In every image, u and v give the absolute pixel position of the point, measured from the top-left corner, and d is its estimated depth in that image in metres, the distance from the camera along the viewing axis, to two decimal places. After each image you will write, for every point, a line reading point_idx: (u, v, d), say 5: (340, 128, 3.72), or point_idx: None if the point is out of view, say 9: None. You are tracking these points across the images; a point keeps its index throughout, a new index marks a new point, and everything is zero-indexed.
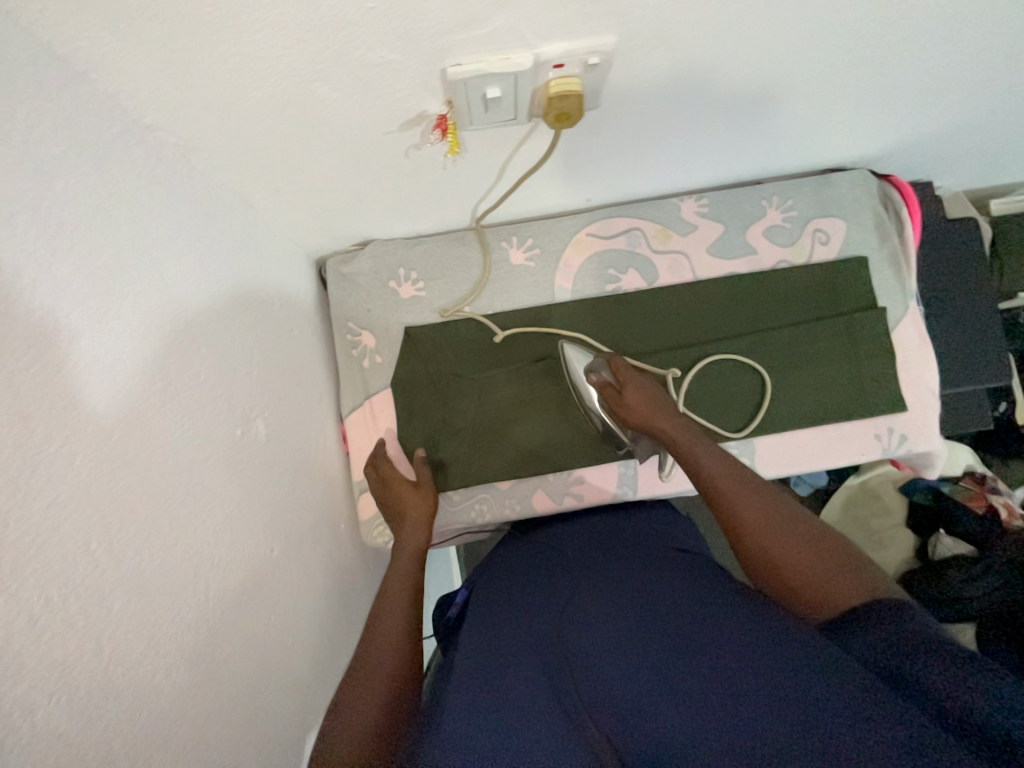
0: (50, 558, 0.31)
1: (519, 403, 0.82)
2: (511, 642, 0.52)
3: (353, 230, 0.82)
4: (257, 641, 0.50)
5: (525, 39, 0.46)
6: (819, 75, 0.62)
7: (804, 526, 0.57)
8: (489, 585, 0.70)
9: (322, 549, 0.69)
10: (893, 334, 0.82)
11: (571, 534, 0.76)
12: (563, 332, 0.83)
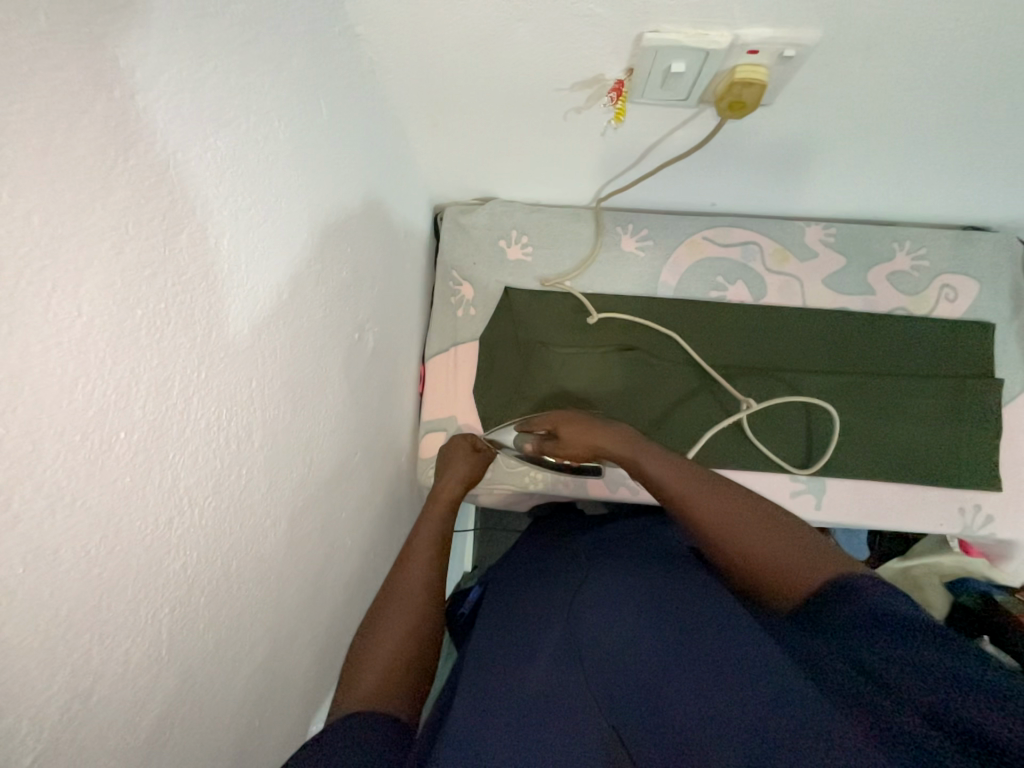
0: (228, 379, 0.34)
1: (597, 386, 0.82)
2: (523, 636, 0.54)
3: (480, 184, 0.85)
4: (330, 530, 0.52)
5: (732, 17, 0.47)
6: (1011, 116, 0.60)
7: (748, 508, 0.53)
8: (512, 579, 0.71)
9: (386, 472, 0.72)
10: (1003, 410, 0.78)
11: (605, 534, 0.75)
12: (657, 328, 0.82)
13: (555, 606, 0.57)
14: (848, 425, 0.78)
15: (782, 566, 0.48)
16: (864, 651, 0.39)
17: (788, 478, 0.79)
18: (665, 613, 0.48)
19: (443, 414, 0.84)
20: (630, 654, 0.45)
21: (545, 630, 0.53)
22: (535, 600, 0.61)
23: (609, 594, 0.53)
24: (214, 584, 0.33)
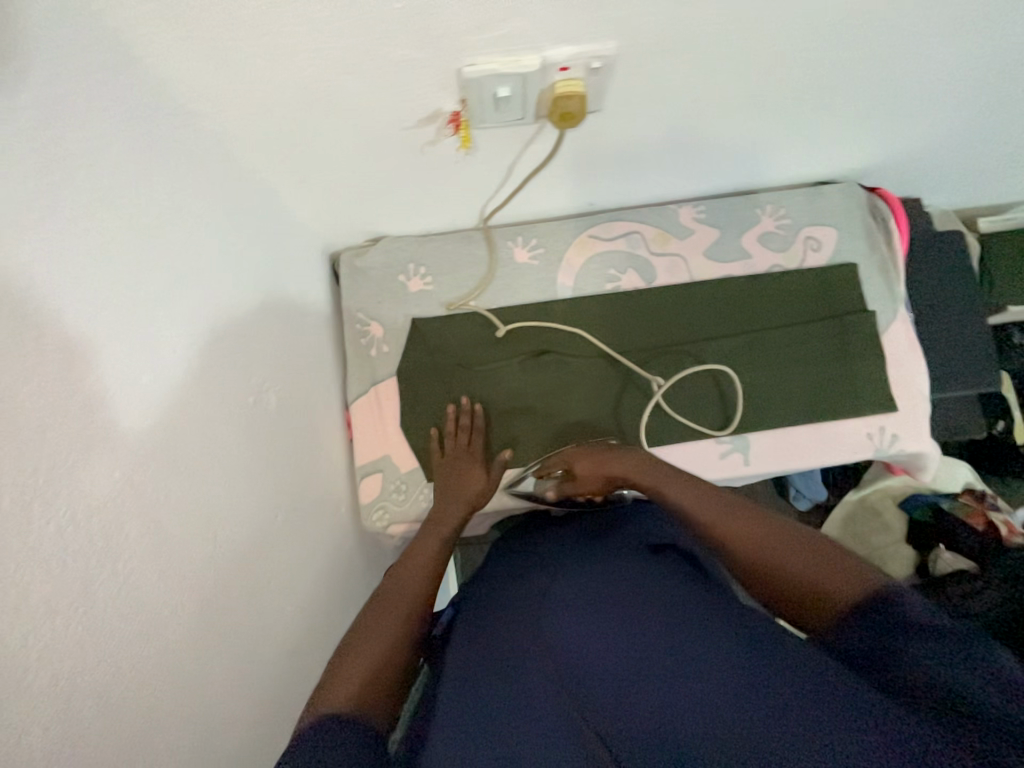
0: (75, 477, 0.33)
1: (520, 395, 0.85)
2: (495, 644, 0.52)
3: (367, 226, 0.86)
4: (261, 598, 0.52)
5: (535, 41, 0.51)
6: (809, 84, 0.67)
7: (778, 532, 0.53)
8: (467, 597, 0.66)
9: (321, 525, 0.71)
10: (882, 337, 0.85)
11: (552, 536, 0.72)
12: (564, 328, 0.86)
13: (527, 605, 0.55)
14: (754, 381, 0.84)
15: (807, 582, 0.48)
16: (881, 648, 0.41)
17: (714, 441, 0.83)
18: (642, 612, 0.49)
19: (377, 455, 0.83)
20: (611, 660, 0.44)
21: (515, 635, 0.51)
22: (494, 618, 0.57)
23: (581, 611, 0.50)
24: (95, 693, 0.32)
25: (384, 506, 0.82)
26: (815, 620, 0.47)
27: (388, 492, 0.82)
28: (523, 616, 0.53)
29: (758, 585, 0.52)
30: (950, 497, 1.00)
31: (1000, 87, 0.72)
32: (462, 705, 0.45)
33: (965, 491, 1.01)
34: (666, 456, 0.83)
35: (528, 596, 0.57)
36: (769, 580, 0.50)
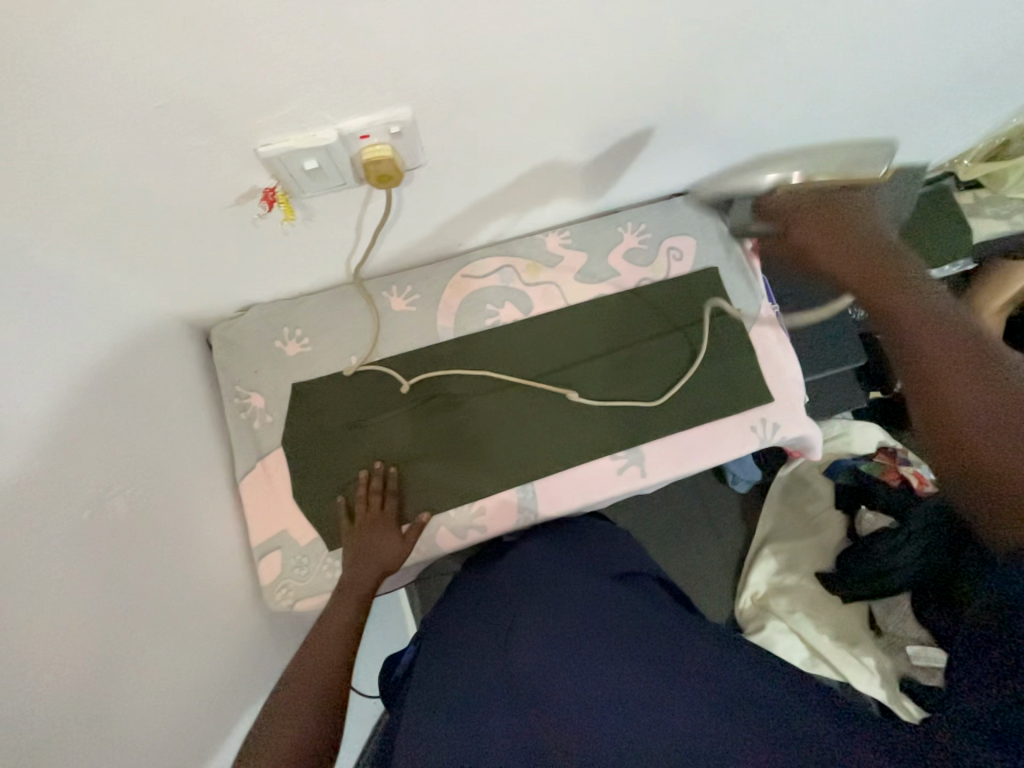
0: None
1: (414, 443, 0.83)
2: (463, 671, 0.64)
3: (231, 297, 0.84)
4: (100, 735, 0.51)
5: (323, 117, 0.52)
6: (621, 117, 0.71)
7: None
8: (440, 619, 0.76)
9: (201, 627, 0.69)
10: (751, 333, 0.90)
11: (523, 557, 0.77)
12: (449, 370, 0.86)
13: (494, 636, 0.66)
14: (638, 394, 0.87)
15: None
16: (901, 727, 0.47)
17: (610, 457, 0.84)
18: (583, 646, 0.60)
19: (274, 531, 0.80)
20: (569, 691, 0.56)
21: (482, 665, 0.63)
22: (472, 646, 0.67)
23: (546, 646, 0.61)
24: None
25: (287, 583, 0.78)
26: None
27: (289, 569, 0.79)
28: (489, 650, 0.64)
29: None
30: None
31: (798, 96, 0.79)
32: (434, 716, 0.59)
33: None
34: (565, 480, 0.84)
35: (495, 629, 0.68)
36: None
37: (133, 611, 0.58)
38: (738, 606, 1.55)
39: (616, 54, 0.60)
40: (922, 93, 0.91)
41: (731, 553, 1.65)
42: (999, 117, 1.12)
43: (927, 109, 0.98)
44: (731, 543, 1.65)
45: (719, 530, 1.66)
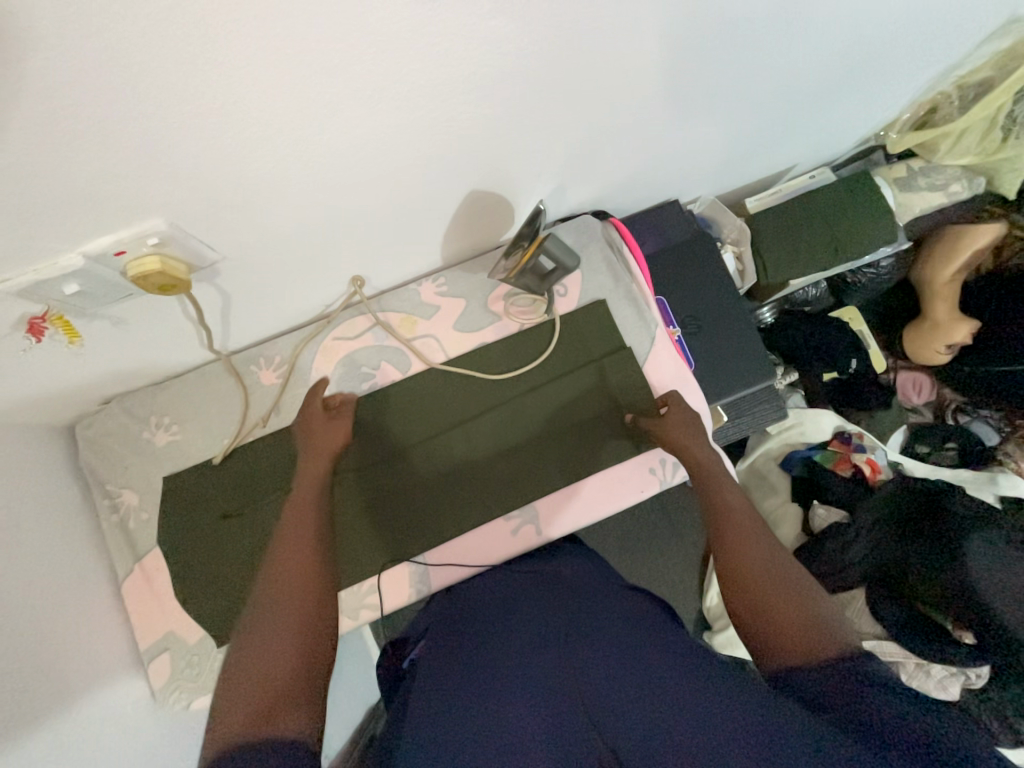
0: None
1: None
2: (488, 687, 0.54)
3: (86, 397, 0.79)
4: None
5: (56, 245, 0.47)
6: (452, 171, 0.65)
7: (782, 571, 0.59)
8: (467, 618, 0.70)
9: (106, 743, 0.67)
10: (645, 367, 0.85)
11: (584, 579, 0.75)
12: None
13: (549, 648, 0.59)
14: (527, 446, 0.82)
15: (795, 623, 0.51)
16: (844, 739, 0.41)
17: (502, 518, 0.81)
18: (637, 659, 0.55)
19: (161, 632, 0.78)
20: (609, 689, 0.51)
21: (531, 664, 0.57)
22: (519, 640, 0.62)
23: (602, 654, 0.56)
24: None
25: (179, 685, 0.77)
26: (777, 654, 0.50)
27: (180, 670, 0.77)
28: (543, 657, 0.57)
29: (742, 594, 0.58)
30: (822, 451, 1.37)
31: (660, 104, 0.72)
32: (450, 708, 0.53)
33: (836, 440, 1.37)
34: (457, 548, 0.80)
35: (556, 627, 0.63)
36: (755, 606, 0.56)
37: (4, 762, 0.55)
38: (704, 606, 1.53)
39: (409, 119, 0.54)
40: (809, 76, 0.82)
41: (694, 554, 1.61)
42: (919, 85, 1.02)
43: (825, 91, 0.89)
44: (694, 543, 1.62)
45: (681, 532, 1.62)
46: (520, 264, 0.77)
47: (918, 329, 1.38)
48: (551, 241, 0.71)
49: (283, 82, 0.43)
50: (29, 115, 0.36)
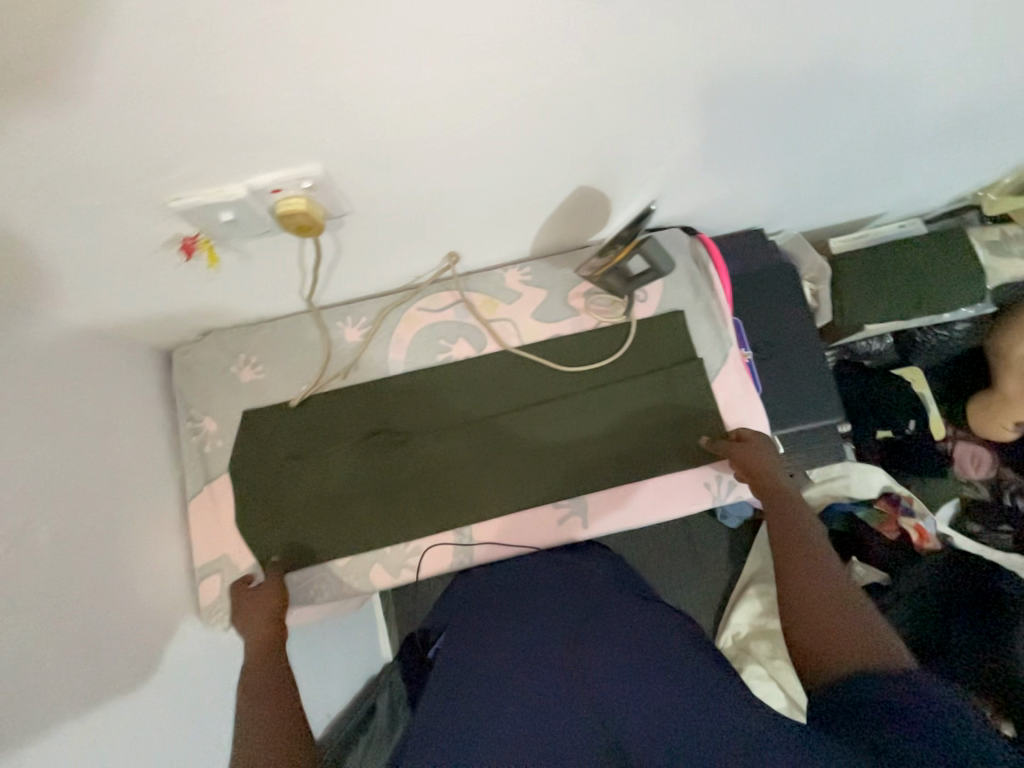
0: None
1: (355, 476, 0.83)
2: (514, 676, 0.64)
3: (189, 325, 0.86)
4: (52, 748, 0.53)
5: (229, 174, 0.52)
6: (567, 164, 0.69)
7: (831, 584, 0.61)
8: (496, 595, 0.79)
9: (152, 646, 0.71)
10: (714, 383, 0.86)
11: (599, 570, 0.80)
12: (396, 404, 0.86)
13: (558, 643, 0.67)
14: (587, 440, 0.84)
15: (843, 638, 0.54)
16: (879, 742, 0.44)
17: (552, 504, 0.83)
18: (646, 665, 0.61)
19: (217, 554, 0.83)
20: (620, 696, 0.58)
21: (546, 658, 0.65)
22: (536, 630, 0.70)
23: (611, 656, 0.63)
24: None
25: (225, 608, 0.81)
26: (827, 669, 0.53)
27: (227, 593, 0.81)
28: (554, 653, 0.65)
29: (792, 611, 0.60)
30: (866, 507, 1.29)
31: (772, 132, 0.75)
32: (485, 687, 0.63)
33: (883, 497, 1.29)
34: (504, 525, 0.83)
35: (566, 620, 0.70)
36: (803, 623, 0.58)
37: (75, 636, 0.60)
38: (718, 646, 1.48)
39: (547, 109, 0.58)
40: (921, 126, 0.83)
41: (714, 592, 1.57)
42: None
43: (934, 143, 0.89)
44: (716, 581, 1.57)
45: (703, 566, 1.58)
46: (610, 264, 0.80)
47: (985, 399, 1.33)
48: (650, 243, 0.73)
49: (452, 44, 0.47)
50: (243, 52, 0.42)
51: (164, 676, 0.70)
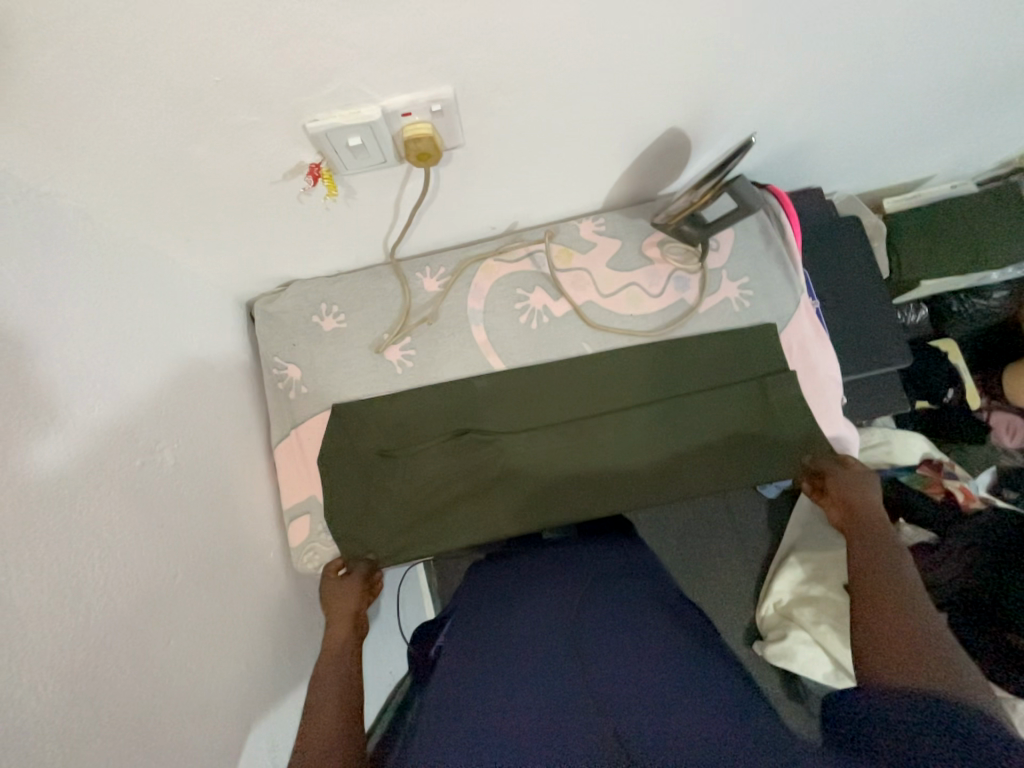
0: (11, 525, 0.44)
1: (451, 479, 0.84)
2: (519, 664, 0.62)
3: (274, 273, 0.88)
4: (159, 652, 0.56)
5: (368, 94, 0.55)
6: (658, 108, 0.71)
7: (916, 614, 0.59)
8: (504, 597, 0.79)
9: (242, 579, 0.74)
10: (788, 326, 0.89)
11: (594, 567, 0.81)
12: (488, 405, 0.86)
13: (558, 634, 0.66)
14: (679, 444, 0.85)
15: (913, 659, 0.53)
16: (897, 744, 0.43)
17: (633, 446, 0.85)
18: (644, 664, 0.59)
19: (304, 496, 0.85)
20: (621, 681, 0.57)
21: (549, 647, 0.64)
22: (540, 624, 0.69)
23: (609, 645, 0.63)
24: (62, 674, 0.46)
25: (314, 548, 0.83)
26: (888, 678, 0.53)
27: (316, 533, 0.84)
28: (560, 644, 0.64)
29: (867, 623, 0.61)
30: (910, 472, 1.22)
31: (846, 89, 0.77)
32: (484, 679, 0.61)
33: (926, 462, 1.23)
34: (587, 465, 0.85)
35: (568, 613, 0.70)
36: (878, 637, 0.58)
37: (180, 555, 0.63)
38: (760, 614, 1.45)
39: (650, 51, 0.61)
40: (991, 84, 0.84)
41: (754, 562, 1.55)
42: None
43: (1000, 105, 0.91)
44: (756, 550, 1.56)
45: (743, 536, 1.57)
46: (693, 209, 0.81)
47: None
48: (739, 184, 0.75)
49: None
50: None
51: (248, 607, 0.73)
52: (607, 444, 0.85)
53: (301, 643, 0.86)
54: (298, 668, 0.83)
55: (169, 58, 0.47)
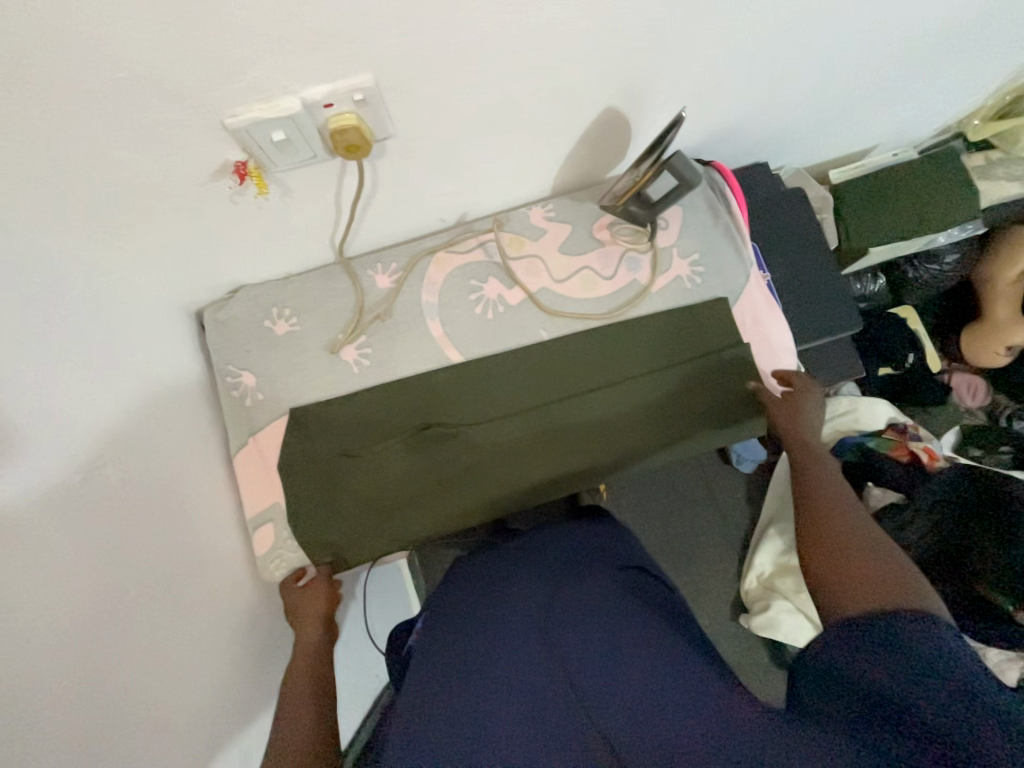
0: None
1: (416, 475, 0.84)
2: (483, 652, 0.60)
3: (221, 279, 0.86)
4: (112, 670, 0.55)
5: (286, 85, 0.54)
6: (591, 90, 0.72)
7: (859, 532, 0.60)
8: (467, 580, 0.77)
9: (204, 591, 0.72)
10: (740, 298, 0.90)
11: (554, 545, 0.81)
12: (449, 398, 0.86)
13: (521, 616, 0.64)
14: (641, 422, 0.86)
15: (863, 580, 0.53)
16: (885, 717, 0.41)
17: (596, 428, 0.86)
18: (613, 644, 0.58)
19: (267, 503, 0.84)
20: (593, 667, 0.55)
21: (512, 630, 0.62)
22: (502, 606, 0.67)
23: (574, 624, 0.61)
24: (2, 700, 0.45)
25: (281, 554, 0.82)
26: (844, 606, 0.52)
27: (282, 539, 0.82)
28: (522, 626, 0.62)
29: (819, 552, 0.61)
30: (875, 437, 1.25)
31: (778, 61, 0.78)
32: (454, 676, 0.58)
33: (890, 427, 1.27)
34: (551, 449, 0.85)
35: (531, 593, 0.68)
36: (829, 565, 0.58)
37: (133, 571, 0.61)
38: (744, 587, 1.46)
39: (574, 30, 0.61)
40: (917, 52, 0.87)
41: (736, 537, 1.57)
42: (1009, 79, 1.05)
43: (928, 72, 0.94)
44: (738, 525, 1.58)
45: (724, 512, 1.59)
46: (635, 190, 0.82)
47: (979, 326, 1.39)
48: (675, 159, 0.76)
49: None
50: None
51: (213, 618, 0.72)
52: (569, 425, 0.85)
53: (276, 653, 0.85)
54: (274, 678, 0.82)
55: (72, 58, 0.46)
